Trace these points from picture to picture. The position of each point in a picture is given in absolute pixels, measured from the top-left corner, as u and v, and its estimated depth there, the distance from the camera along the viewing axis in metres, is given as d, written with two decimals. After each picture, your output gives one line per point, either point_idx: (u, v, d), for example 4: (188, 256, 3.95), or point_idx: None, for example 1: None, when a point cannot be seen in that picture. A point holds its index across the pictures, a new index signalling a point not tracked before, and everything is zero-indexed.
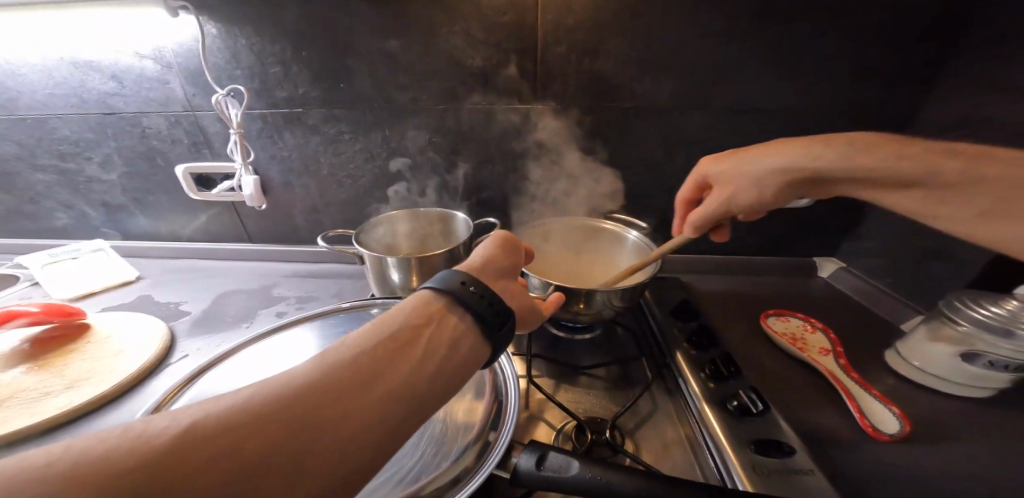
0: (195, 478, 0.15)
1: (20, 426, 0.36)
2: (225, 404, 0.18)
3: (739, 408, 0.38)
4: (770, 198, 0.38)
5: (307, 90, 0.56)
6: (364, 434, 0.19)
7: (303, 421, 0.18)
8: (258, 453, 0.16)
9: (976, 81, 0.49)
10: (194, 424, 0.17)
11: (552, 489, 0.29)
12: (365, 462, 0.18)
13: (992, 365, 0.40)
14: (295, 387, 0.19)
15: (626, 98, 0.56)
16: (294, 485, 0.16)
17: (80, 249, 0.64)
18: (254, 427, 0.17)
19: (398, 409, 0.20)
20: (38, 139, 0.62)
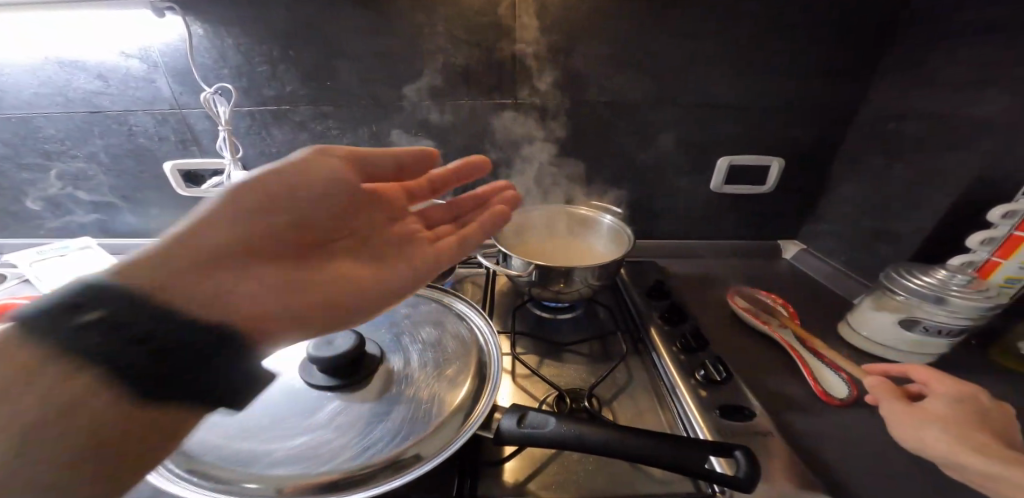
0: (199, 262, 0.27)
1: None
2: (197, 243, 0.28)
3: (706, 377, 0.41)
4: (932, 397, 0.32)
5: (294, 88, 0.57)
6: (256, 264, 0.30)
7: (259, 249, 0.31)
8: (164, 274, 0.26)
9: (911, 79, 0.54)
10: (166, 250, 0.27)
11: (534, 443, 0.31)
12: (285, 279, 0.31)
13: (928, 331, 0.45)
14: (201, 238, 0.28)
15: (600, 94, 0.59)
16: (196, 289, 0.26)
17: (68, 246, 0.64)
18: (175, 258, 0.27)
19: (285, 248, 0.33)
20: (23, 138, 0.62)
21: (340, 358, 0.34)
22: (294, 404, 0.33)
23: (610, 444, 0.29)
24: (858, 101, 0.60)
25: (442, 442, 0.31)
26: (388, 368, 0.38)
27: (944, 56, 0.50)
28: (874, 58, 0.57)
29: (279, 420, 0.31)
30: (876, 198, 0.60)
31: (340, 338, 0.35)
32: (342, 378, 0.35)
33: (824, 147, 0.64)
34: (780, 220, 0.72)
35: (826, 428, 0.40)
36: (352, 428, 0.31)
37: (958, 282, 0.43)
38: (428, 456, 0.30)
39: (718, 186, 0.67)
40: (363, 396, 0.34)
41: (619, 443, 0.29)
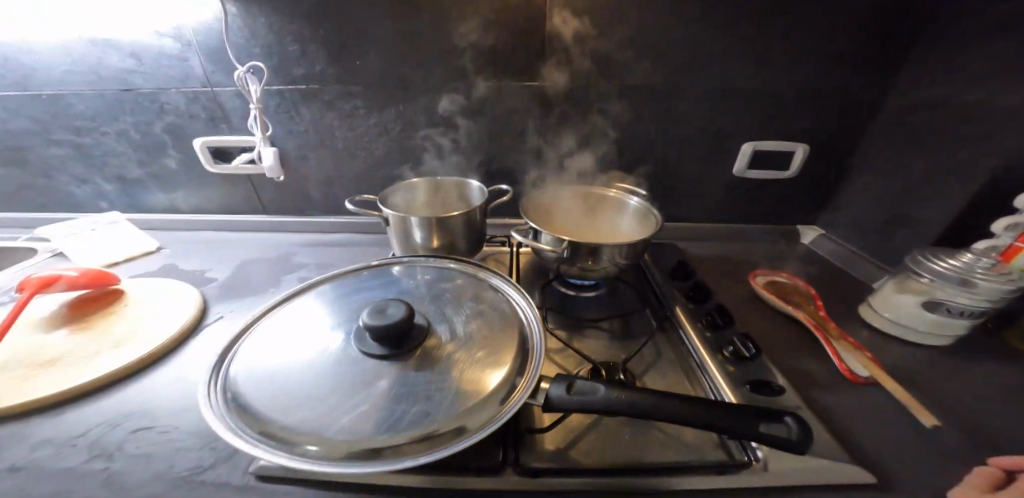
0: None
1: (79, 383, 0.39)
2: None
3: (734, 353, 0.42)
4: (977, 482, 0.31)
5: (324, 68, 0.58)
6: None
7: None
8: None
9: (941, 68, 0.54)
10: None
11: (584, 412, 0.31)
12: None
13: (953, 312, 0.45)
14: None
15: (628, 78, 0.59)
16: None
17: (97, 223, 0.66)
18: None
19: None
20: (54, 115, 0.63)
21: (390, 328, 0.33)
22: (349, 371, 0.33)
23: (657, 408, 0.30)
24: (886, 89, 0.60)
25: (486, 416, 0.31)
26: (434, 337, 0.37)
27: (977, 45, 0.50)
28: (905, 47, 0.57)
29: (335, 387, 0.32)
30: (899, 186, 0.60)
31: (392, 307, 0.35)
32: (392, 347, 0.35)
33: (847, 134, 0.64)
34: (798, 206, 0.73)
35: (852, 403, 0.41)
36: (401, 398, 0.31)
37: (982, 265, 0.43)
38: (473, 429, 0.30)
39: (741, 171, 0.67)
40: (412, 366, 0.34)
41: (664, 407, 0.30)
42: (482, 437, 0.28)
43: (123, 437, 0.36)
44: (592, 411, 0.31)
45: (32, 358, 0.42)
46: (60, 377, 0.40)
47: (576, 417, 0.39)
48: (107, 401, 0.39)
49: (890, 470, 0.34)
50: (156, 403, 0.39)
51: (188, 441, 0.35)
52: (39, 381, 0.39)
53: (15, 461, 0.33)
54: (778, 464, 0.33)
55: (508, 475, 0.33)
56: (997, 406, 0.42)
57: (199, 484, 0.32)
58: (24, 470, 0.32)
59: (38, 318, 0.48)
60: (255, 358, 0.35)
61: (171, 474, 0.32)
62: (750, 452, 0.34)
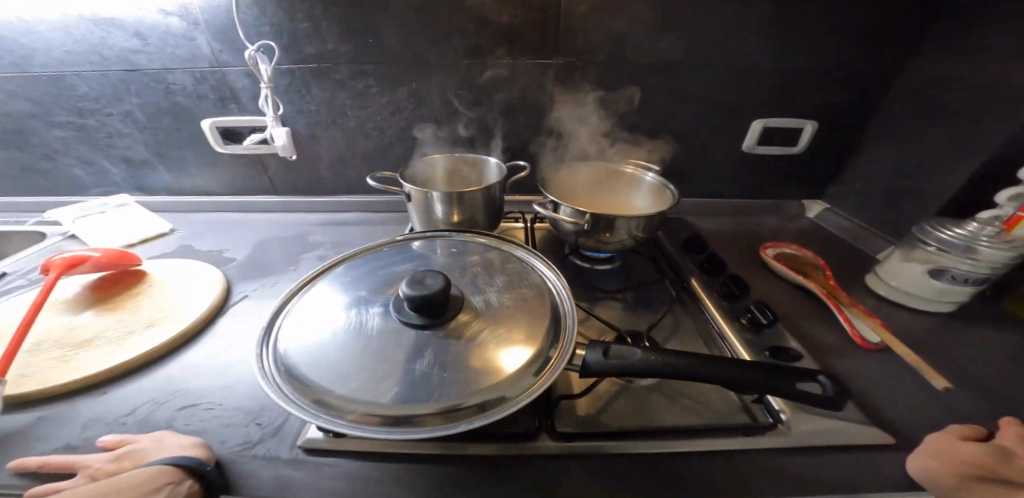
0: None
1: (115, 363, 0.40)
2: None
3: (751, 321, 0.44)
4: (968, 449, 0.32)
5: (337, 46, 0.57)
6: None
7: None
8: None
9: (952, 46, 0.55)
10: None
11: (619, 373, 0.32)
12: None
13: (956, 279, 0.47)
14: None
15: (642, 56, 0.59)
16: None
17: (107, 205, 0.65)
18: None
19: None
20: (55, 96, 0.61)
21: (429, 298, 0.33)
22: (389, 341, 0.33)
23: (691, 369, 0.31)
24: (894, 66, 0.61)
25: (523, 385, 0.31)
26: (469, 306, 0.36)
27: (986, 24, 0.51)
28: (916, 25, 0.57)
29: (381, 356, 0.32)
30: (904, 161, 0.62)
31: (430, 278, 0.35)
32: (430, 317, 0.34)
33: (853, 111, 0.66)
34: (803, 181, 0.74)
35: (862, 365, 0.43)
36: (440, 367, 0.31)
37: (987, 233, 0.45)
38: (512, 398, 0.30)
39: (750, 146, 0.68)
40: (448, 334, 0.34)
41: (699, 369, 0.31)
42: (521, 405, 0.29)
43: (167, 416, 0.37)
44: (629, 373, 0.32)
45: (66, 338, 0.42)
46: (98, 357, 0.41)
47: (608, 382, 0.41)
48: (145, 381, 0.40)
49: (898, 423, 0.37)
50: (192, 382, 0.40)
51: (234, 418, 0.37)
52: (79, 361, 0.40)
53: (69, 439, 0.34)
54: (800, 425, 0.35)
55: (544, 441, 0.35)
56: (995, 365, 0.44)
57: (250, 459, 0.33)
58: (80, 447, 0.34)
59: (63, 300, 0.48)
60: (299, 328, 0.35)
61: (222, 449, 0.34)
62: (774, 415, 0.37)
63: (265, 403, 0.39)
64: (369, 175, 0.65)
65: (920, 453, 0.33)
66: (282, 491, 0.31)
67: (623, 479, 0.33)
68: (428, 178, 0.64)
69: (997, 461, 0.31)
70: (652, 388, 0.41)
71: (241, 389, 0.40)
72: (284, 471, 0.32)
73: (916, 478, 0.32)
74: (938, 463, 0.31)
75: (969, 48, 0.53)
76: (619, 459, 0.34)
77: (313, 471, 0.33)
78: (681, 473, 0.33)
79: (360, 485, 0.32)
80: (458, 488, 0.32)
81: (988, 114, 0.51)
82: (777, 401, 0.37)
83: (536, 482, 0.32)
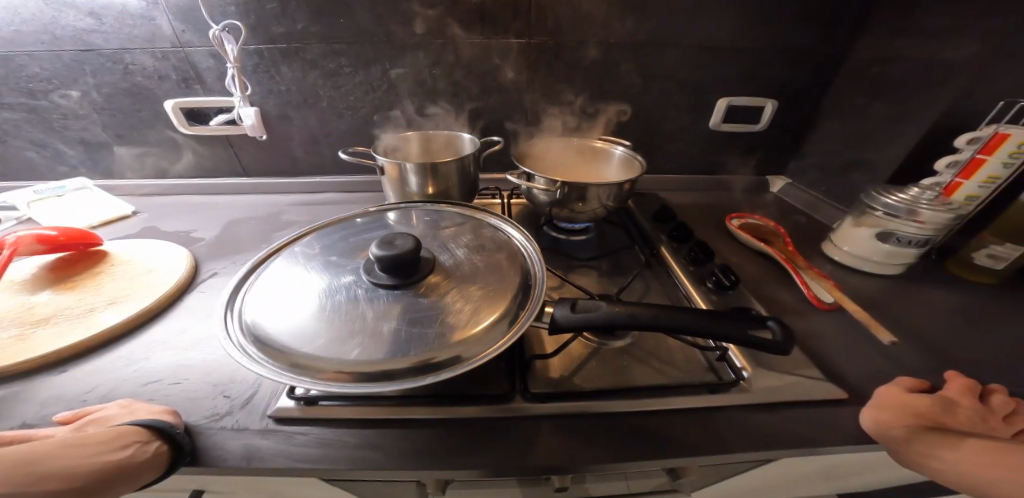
0: None
1: (77, 340, 0.39)
2: None
3: (716, 283, 0.46)
4: (919, 400, 0.33)
5: (306, 26, 0.56)
6: None
7: None
8: None
9: (901, 29, 0.58)
10: None
11: (586, 327, 0.32)
12: None
13: (900, 242, 0.51)
14: None
15: (611, 35, 0.61)
16: None
17: (65, 187, 0.62)
18: None
19: None
20: (2, 76, 0.58)
21: (399, 259, 0.33)
22: (359, 302, 0.33)
23: (660, 320, 0.31)
24: (848, 47, 0.64)
25: (492, 340, 0.32)
26: (440, 268, 0.37)
27: (928, 8, 0.54)
28: (865, 10, 0.61)
29: (349, 317, 0.32)
30: (858, 137, 0.66)
31: (401, 239, 0.35)
32: (400, 277, 0.35)
33: (809, 91, 0.69)
34: (765, 158, 0.78)
35: (820, 323, 0.46)
36: (408, 325, 0.31)
37: (927, 197, 0.48)
38: (479, 354, 0.31)
39: (716, 124, 0.71)
40: (418, 294, 0.34)
41: (667, 316, 0.31)
42: (488, 360, 0.30)
43: (130, 392, 0.36)
44: (595, 326, 0.31)
45: (24, 317, 0.41)
46: (59, 334, 0.39)
47: (579, 343, 0.42)
48: (106, 359, 0.39)
49: (850, 373, 0.39)
50: (158, 358, 0.39)
51: (202, 391, 0.36)
52: (38, 338, 0.39)
53: (25, 418, 0.33)
54: (762, 381, 0.36)
55: (517, 401, 0.35)
56: (938, 320, 0.48)
57: (218, 430, 0.33)
58: (38, 424, 0.32)
59: (20, 280, 0.46)
60: (266, 295, 0.35)
61: (189, 421, 0.33)
62: (735, 371, 0.37)
63: (234, 376, 0.38)
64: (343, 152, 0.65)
65: (873, 406, 0.33)
66: (252, 460, 0.31)
67: (591, 435, 0.33)
68: (403, 151, 0.65)
69: (939, 411, 0.32)
70: (622, 350, 0.42)
71: (209, 363, 0.39)
72: (255, 441, 0.32)
73: (866, 430, 0.33)
74: (890, 416, 0.32)
75: (915, 31, 0.56)
76: (589, 417, 0.35)
77: (285, 439, 0.32)
78: (647, 429, 0.34)
79: (332, 450, 0.32)
80: (431, 448, 0.32)
81: (930, 92, 0.55)
82: (740, 359, 0.39)
83: (508, 440, 0.33)
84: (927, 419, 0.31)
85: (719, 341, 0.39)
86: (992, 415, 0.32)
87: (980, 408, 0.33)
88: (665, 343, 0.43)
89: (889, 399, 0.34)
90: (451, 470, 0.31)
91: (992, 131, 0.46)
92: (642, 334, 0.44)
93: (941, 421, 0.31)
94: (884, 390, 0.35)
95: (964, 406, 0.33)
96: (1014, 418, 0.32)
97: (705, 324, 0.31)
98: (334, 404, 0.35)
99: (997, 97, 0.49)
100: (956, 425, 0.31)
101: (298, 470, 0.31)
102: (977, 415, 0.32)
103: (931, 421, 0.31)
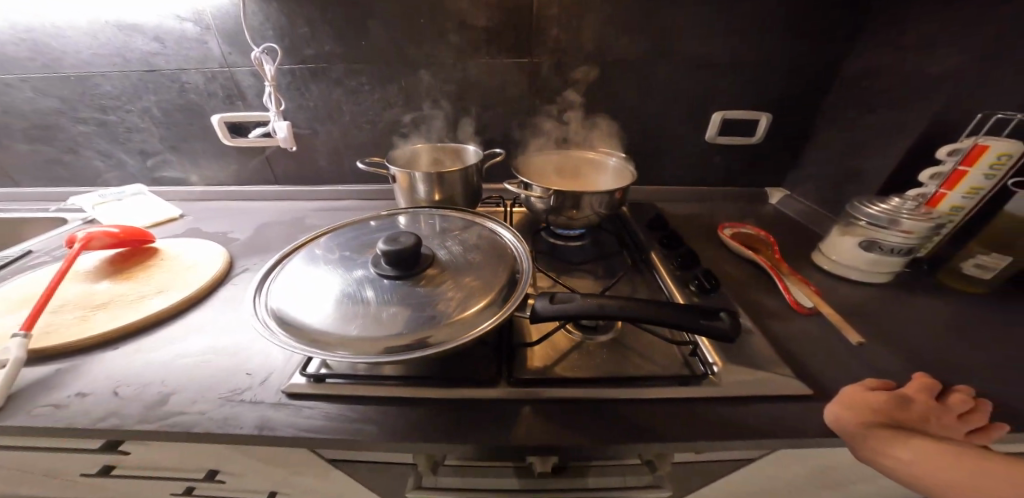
0: None
1: (126, 322, 0.45)
2: None
3: (698, 286, 0.49)
4: (880, 398, 0.34)
5: (332, 48, 0.64)
6: None
7: None
8: None
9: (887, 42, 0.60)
10: None
11: (564, 319, 0.35)
12: None
13: (885, 250, 0.52)
14: None
15: (607, 53, 0.66)
16: None
17: (123, 192, 0.71)
18: None
19: None
20: (80, 95, 0.68)
21: (401, 253, 0.38)
22: (367, 289, 0.38)
23: (628, 311, 0.34)
24: (841, 60, 0.66)
25: (478, 325, 0.36)
26: (438, 263, 0.42)
27: (913, 23, 0.57)
28: (854, 26, 0.63)
29: (357, 302, 0.37)
30: (851, 149, 0.67)
31: (404, 236, 0.40)
32: (402, 270, 0.40)
33: (804, 104, 0.71)
34: (764, 170, 0.80)
35: (799, 325, 0.47)
36: (408, 308, 0.36)
37: (908, 207, 0.50)
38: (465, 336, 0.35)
39: (713, 138, 0.74)
40: (418, 284, 0.39)
41: (635, 309, 0.34)
42: (471, 340, 0.33)
43: (172, 368, 0.42)
44: (570, 317, 0.35)
45: (87, 303, 0.48)
46: (114, 316, 0.46)
47: (564, 338, 0.46)
48: (153, 339, 0.45)
49: (823, 372, 0.41)
50: (194, 340, 0.45)
51: (228, 369, 0.42)
52: (98, 319, 0.46)
53: (82, 388, 0.39)
54: (730, 375, 0.39)
55: (502, 386, 0.39)
56: (924, 325, 0.48)
57: (239, 402, 0.38)
58: (92, 393, 0.39)
59: (87, 271, 0.54)
60: (289, 285, 0.40)
61: (215, 394, 0.39)
62: (707, 367, 0.40)
63: (257, 357, 0.44)
64: (363, 162, 0.72)
65: (837, 403, 0.35)
66: (265, 428, 0.36)
67: (564, 419, 0.36)
68: (415, 163, 0.71)
69: (897, 410, 0.33)
70: (604, 345, 0.45)
71: (236, 346, 0.45)
72: (268, 412, 0.37)
73: (828, 425, 0.34)
74: (851, 414, 0.33)
75: (901, 44, 0.58)
76: (563, 404, 0.38)
77: (294, 412, 0.37)
78: (616, 415, 0.37)
79: (332, 424, 0.36)
80: (421, 427, 0.36)
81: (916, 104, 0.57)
82: (712, 355, 0.41)
83: (489, 419, 0.37)
84: (884, 416, 0.33)
85: (695, 342, 0.42)
86: (946, 414, 0.34)
87: (935, 407, 0.34)
88: (645, 339, 0.45)
89: (853, 396, 0.35)
90: (434, 444, 0.35)
91: (971, 142, 0.47)
92: (623, 330, 0.47)
93: (896, 420, 0.33)
94: (848, 388, 0.36)
95: (921, 405, 0.34)
96: (967, 416, 0.34)
97: (669, 316, 0.34)
98: (340, 383, 0.39)
99: (979, 108, 0.50)
100: (911, 423, 0.33)
101: (303, 438, 0.35)
102: (930, 414, 0.34)
103: (887, 419, 0.33)
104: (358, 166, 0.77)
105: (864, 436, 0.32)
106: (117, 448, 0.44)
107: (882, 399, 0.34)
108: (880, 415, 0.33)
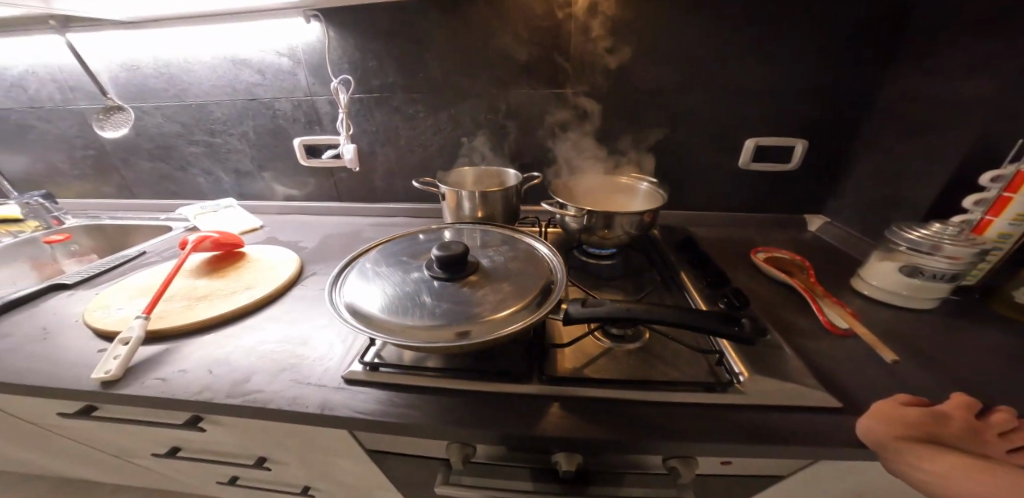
0: None
1: (220, 312, 0.54)
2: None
3: (727, 304, 0.51)
4: (915, 414, 0.34)
5: (395, 79, 0.74)
6: None
7: None
8: None
9: (921, 65, 0.61)
10: None
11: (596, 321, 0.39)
12: None
13: (929, 276, 0.51)
14: None
15: (638, 83, 0.71)
16: None
17: (219, 205, 0.85)
18: None
19: None
20: (197, 121, 0.83)
21: (451, 257, 0.44)
22: (421, 289, 0.44)
23: (655, 316, 0.38)
24: (875, 86, 0.68)
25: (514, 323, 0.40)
26: (481, 270, 0.47)
27: (946, 47, 0.58)
28: (886, 50, 0.65)
29: (412, 299, 0.43)
30: (890, 173, 0.67)
31: (455, 244, 0.46)
32: (450, 273, 0.45)
33: (839, 130, 0.72)
34: (799, 195, 0.80)
35: (833, 345, 0.48)
36: (452, 306, 0.41)
37: (949, 233, 0.49)
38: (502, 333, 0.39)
39: (746, 163, 0.76)
40: (462, 286, 0.44)
41: (661, 314, 0.38)
42: (509, 335, 0.38)
43: (253, 352, 0.49)
44: (602, 320, 0.38)
45: (191, 294, 0.58)
46: (211, 306, 0.55)
47: (593, 344, 0.49)
48: (239, 327, 0.54)
49: (855, 390, 0.41)
50: (271, 330, 0.53)
51: (298, 356, 0.49)
52: (199, 308, 0.55)
53: (185, 364, 0.47)
54: (756, 385, 0.40)
55: (533, 383, 0.43)
56: (973, 352, 0.46)
57: (306, 384, 0.45)
58: (192, 369, 0.47)
59: (192, 269, 0.65)
60: (357, 282, 0.47)
61: (288, 377, 0.46)
62: (734, 376, 0.42)
63: (322, 346, 0.50)
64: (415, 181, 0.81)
65: (870, 417, 0.35)
66: (328, 407, 0.41)
67: (591, 417, 0.39)
68: (461, 183, 0.78)
69: (934, 427, 0.33)
70: (632, 353, 0.47)
71: (305, 337, 0.52)
72: (330, 395, 0.43)
73: (861, 438, 0.35)
74: (884, 427, 0.34)
75: (936, 67, 0.59)
76: (590, 405, 0.40)
77: (351, 396, 0.43)
78: (642, 417, 0.39)
79: (384, 407, 0.41)
80: (459, 415, 0.40)
81: (955, 127, 0.57)
82: (739, 366, 0.43)
83: (521, 412, 0.40)
84: (920, 432, 0.33)
85: (722, 355, 0.44)
86: (989, 434, 0.33)
87: (978, 428, 0.34)
88: (672, 349, 0.48)
89: (887, 411, 0.35)
90: (471, 431, 0.39)
91: (1015, 169, 0.47)
92: (651, 340, 0.49)
93: (930, 437, 0.33)
94: (881, 403, 0.36)
95: (962, 424, 0.34)
96: (1010, 436, 0.33)
97: (694, 322, 0.37)
98: (392, 372, 0.45)
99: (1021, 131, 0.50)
100: (948, 440, 0.33)
101: (358, 418, 0.40)
102: (971, 433, 0.33)
103: (923, 434, 0.33)
104: (410, 185, 0.86)
105: (897, 450, 0.32)
106: (197, 425, 0.51)
107: (917, 415, 0.34)
108: (915, 430, 0.33)
